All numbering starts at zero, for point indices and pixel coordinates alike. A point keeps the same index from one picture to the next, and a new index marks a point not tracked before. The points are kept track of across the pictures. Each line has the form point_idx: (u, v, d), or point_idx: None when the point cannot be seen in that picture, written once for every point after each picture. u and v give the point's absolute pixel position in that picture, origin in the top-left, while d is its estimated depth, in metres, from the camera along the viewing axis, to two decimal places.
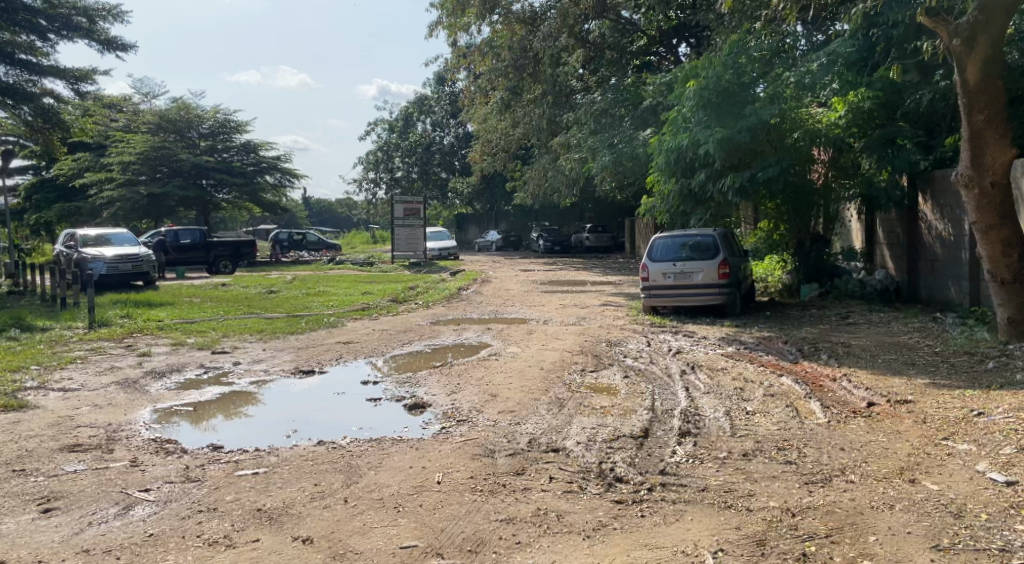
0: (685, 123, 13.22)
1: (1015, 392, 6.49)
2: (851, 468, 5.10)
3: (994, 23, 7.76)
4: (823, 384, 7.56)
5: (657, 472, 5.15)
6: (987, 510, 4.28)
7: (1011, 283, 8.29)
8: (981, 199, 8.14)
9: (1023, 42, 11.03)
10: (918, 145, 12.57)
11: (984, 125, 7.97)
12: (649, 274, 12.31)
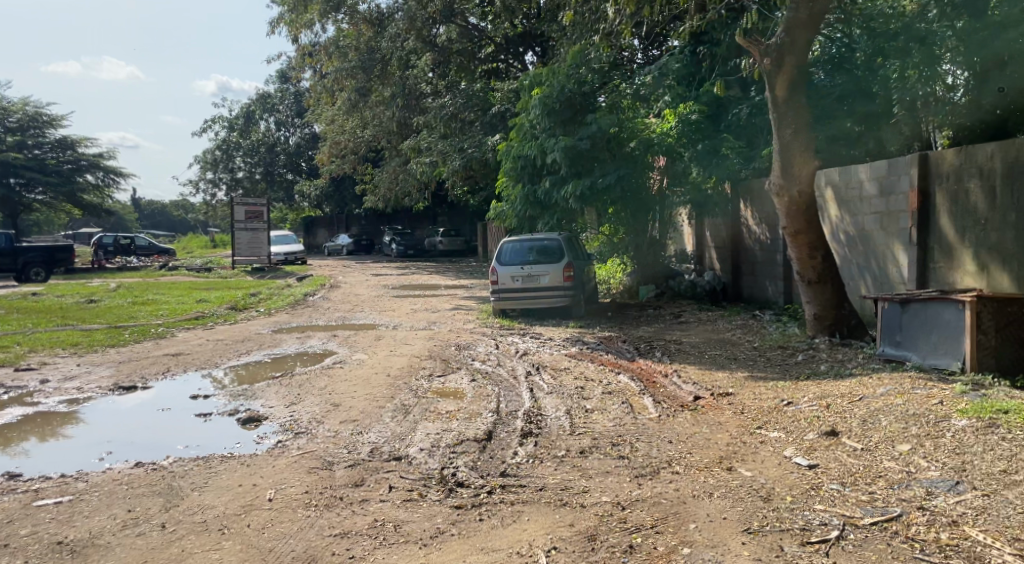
0: (532, 131, 13.83)
1: (820, 382, 7.12)
2: (677, 460, 5.41)
3: (798, 44, 8.49)
4: (657, 380, 7.96)
5: (498, 474, 5.23)
6: (792, 492, 4.67)
7: (817, 283, 9.04)
8: (790, 206, 8.87)
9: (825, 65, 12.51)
10: None
11: (792, 138, 8.67)
12: (499, 276, 12.55)
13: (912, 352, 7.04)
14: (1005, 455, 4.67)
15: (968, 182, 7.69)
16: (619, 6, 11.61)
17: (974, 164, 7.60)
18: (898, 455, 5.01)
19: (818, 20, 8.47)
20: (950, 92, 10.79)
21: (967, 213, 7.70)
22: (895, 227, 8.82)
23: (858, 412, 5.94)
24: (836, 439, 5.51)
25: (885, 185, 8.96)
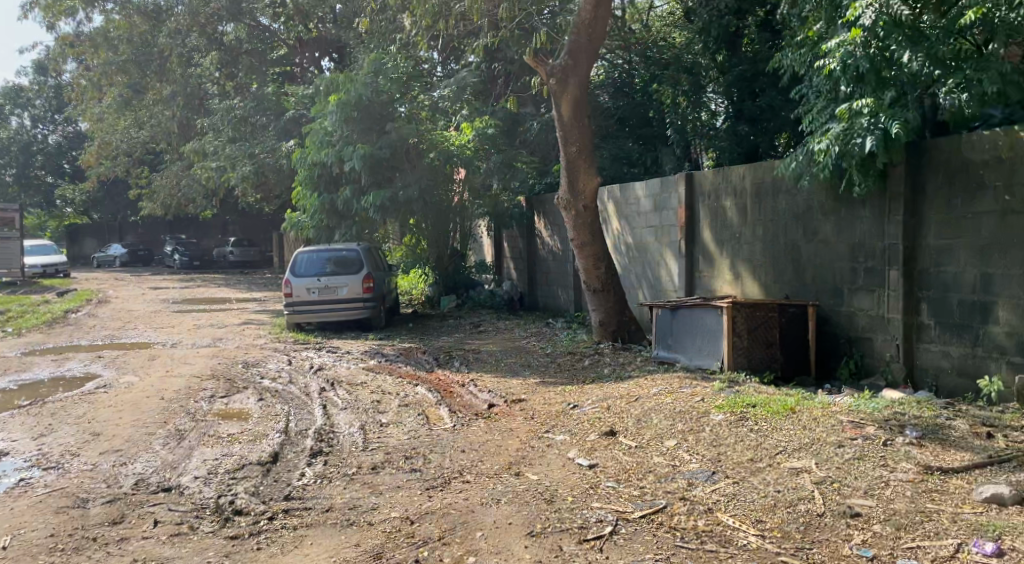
0: (328, 138, 13.12)
1: (603, 385, 7.50)
2: (468, 469, 5.46)
3: (581, 66, 8.94)
4: (453, 390, 8.00)
5: (282, 498, 5.00)
6: (573, 493, 4.87)
7: (601, 291, 9.51)
8: (576, 219, 9.30)
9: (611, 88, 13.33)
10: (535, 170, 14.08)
11: (577, 154, 9.11)
12: (293, 289, 12.00)
13: (682, 354, 7.63)
14: (752, 444, 5.17)
15: (725, 200, 8.47)
16: (414, 16, 11.68)
17: (729, 183, 8.38)
18: (666, 450, 5.39)
19: (596, 43, 8.99)
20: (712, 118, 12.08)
21: (725, 227, 8.48)
22: (666, 239, 9.51)
23: (635, 411, 6.32)
24: (614, 438, 5.81)
25: (658, 201, 9.66)
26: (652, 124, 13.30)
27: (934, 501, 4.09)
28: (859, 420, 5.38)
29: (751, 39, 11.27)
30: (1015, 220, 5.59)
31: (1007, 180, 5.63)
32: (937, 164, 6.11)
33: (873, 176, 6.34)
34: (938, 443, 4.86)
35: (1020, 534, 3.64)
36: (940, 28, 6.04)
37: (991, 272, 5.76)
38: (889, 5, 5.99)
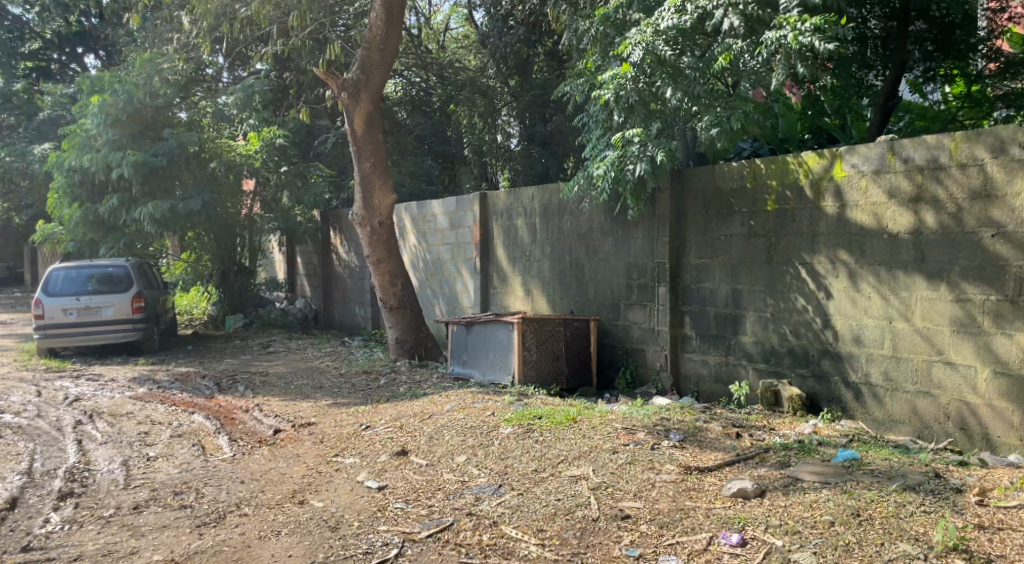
0: (91, 143, 11.95)
1: (397, 403, 7.39)
2: (246, 501, 5.18)
3: (373, 81, 8.84)
4: (234, 417, 7.57)
5: (19, 550, 4.46)
6: (360, 517, 4.73)
7: (397, 308, 9.40)
8: (372, 236, 9.19)
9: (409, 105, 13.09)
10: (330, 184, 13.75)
11: (371, 170, 9.03)
12: (45, 310, 10.77)
13: (476, 370, 7.78)
14: (536, 455, 5.31)
15: (517, 219, 8.75)
16: (193, 16, 11.03)
17: (520, 204, 8.67)
18: (455, 466, 5.36)
19: (388, 60, 8.89)
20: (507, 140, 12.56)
21: (517, 246, 8.75)
22: (462, 257, 9.65)
23: (427, 429, 6.29)
24: (405, 458, 5.72)
25: (454, 219, 9.79)
26: (449, 142, 13.39)
27: (691, 498, 4.35)
28: (631, 426, 5.74)
29: (541, 67, 11.93)
30: (758, 242, 6.20)
31: (751, 207, 6.24)
32: (697, 190, 6.70)
33: (644, 201, 6.86)
34: (697, 444, 5.30)
35: (760, 524, 3.89)
36: (697, 68, 6.51)
37: (740, 288, 6.36)
38: (654, 44, 6.46)
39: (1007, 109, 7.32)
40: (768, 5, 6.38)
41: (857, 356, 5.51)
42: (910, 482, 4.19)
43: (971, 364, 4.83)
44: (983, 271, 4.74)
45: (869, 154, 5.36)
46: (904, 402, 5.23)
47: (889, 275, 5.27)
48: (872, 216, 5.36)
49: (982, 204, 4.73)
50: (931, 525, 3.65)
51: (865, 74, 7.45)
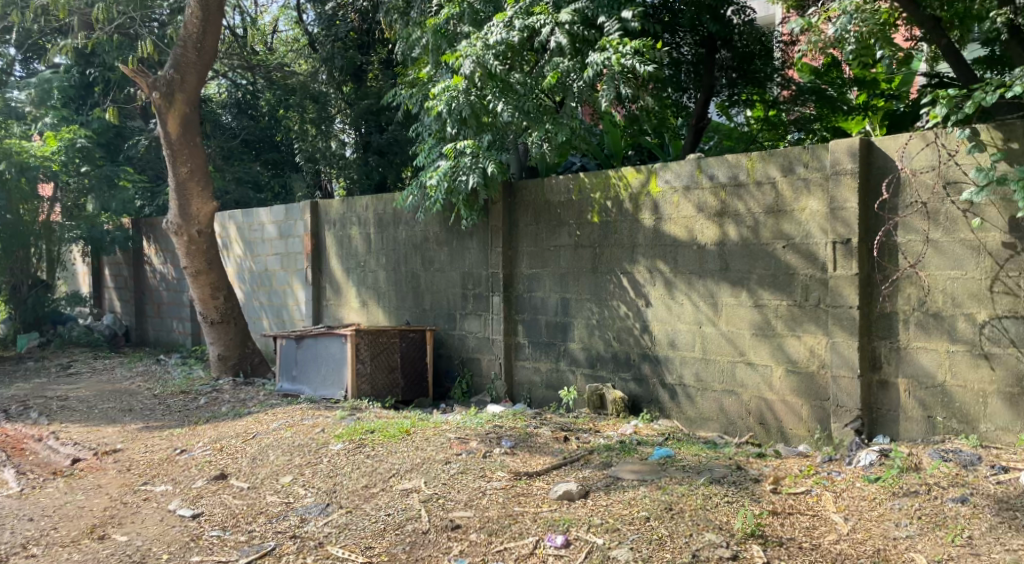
0: None
1: (216, 424, 7.02)
2: (36, 540, 4.73)
3: (189, 82, 8.37)
4: (27, 447, 6.89)
5: None
6: (169, 549, 4.46)
7: (219, 323, 8.94)
8: (189, 246, 8.70)
9: (234, 108, 12.84)
10: (143, 191, 12.93)
11: (187, 176, 8.54)
12: None
13: (306, 386, 7.55)
14: (367, 470, 5.22)
15: (351, 228, 8.58)
16: None
17: (354, 213, 8.50)
18: (279, 487, 5.17)
19: (206, 61, 8.45)
20: (342, 149, 11.69)
21: (351, 255, 8.58)
22: (293, 267, 9.34)
23: (249, 450, 6.02)
24: (224, 482, 5.45)
25: (283, 229, 9.46)
26: (279, 149, 12.95)
27: (519, 504, 4.44)
28: (464, 436, 5.79)
29: (375, 76, 11.49)
30: (584, 253, 6.45)
31: (578, 218, 6.47)
32: (527, 202, 6.88)
33: (477, 211, 6.96)
34: (527, 450, 5.41)
35: (583, 524, 4.04)
36: (526, 84, 6.62)
37: (568, 297, 6.57)
38: (485, 58, 6.49)
39: (799, 132, 7.96)
40: (593, 27, 6.69)
41: (671, 359, 5.86)
42: (715, 475, 4.51)
43: (768, 363, 5.27)
44: (776, 278, 5.19)
45: (680, 170, 5.74)
46: (712, 401, 5.61)
47: (699, 283, 5.65)
48: (684, 229, 5.73)
49: (775, 218, 5.19)
50: (732, 515, 3.95)
51: (679, 96, 8.05)
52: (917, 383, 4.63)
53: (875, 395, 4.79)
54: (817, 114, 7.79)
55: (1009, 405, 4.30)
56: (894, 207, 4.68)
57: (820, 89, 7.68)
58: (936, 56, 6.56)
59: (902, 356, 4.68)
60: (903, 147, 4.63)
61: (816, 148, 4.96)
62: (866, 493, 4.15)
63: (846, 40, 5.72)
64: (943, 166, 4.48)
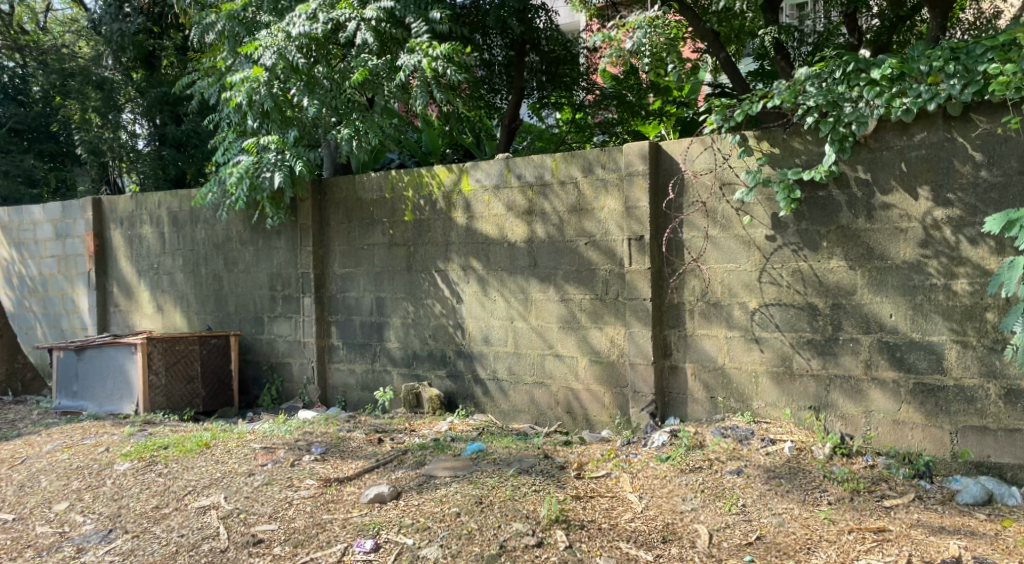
0: None
1: None
2: None
3: None
4: None
5: None
6: None
7: None
8: None
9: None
10: None
11: None
12: None
13: (89, 402, 6.98)
14: (158, 490, 4.90)
15: (142, 227, 8.02)
16: None
17: (144, 211, 7.95)
18: (53, 516, 4.74)
19: None
20: (133, 140, 10.84)
21: (143, 256, 8.02)
22: (73, 270, 8.58)
23: (18, 477, 5.47)
24: None
25: (60, 228, 8.67)
26: (56, 139, 11.85)
27: (328, 511, 4.37)
28: (269, 445, 5.59)
29: (168, 62, 10.79)
30: (398, 251, 6.41)
31: (390, 217, 6.43)
32: (338, 200, 6.74)
33: (283, 209, 6.73)
34: (339, 455, 5.33)
35: (394, 526, 4.04)
36: (332, 79, 6.45)
37: (383, 296, 6.52)
38: (286, 49, 6.29)
39: (604, 135, 8.36)
40: (401, 25, 6.62)
41: (485, 355, 5.98)
42: (524, 465, 4.69)
43: (573, 354, 5.51)
44: (580, 274, 5.44)
45: (490, 170, 5.86)
46: (524, 393, 5.79)
47: (510, 280, 5.80)
48: (495, 227, 5.86)
49: (577, 217, 5.43)
50: (538, 503, 4.11)
51: (492, 96, 8.17)
52: (702, 367, 5.03)
53: (666, 380, 5.16)
54: (619, 118, 8.24)
55: (776, 384, 4.78)
56: (680, 206, 5.06)
57: (620, 95, 8.15)
58: (718, 67, 7.35)
59: (689, 343, 5.07)
60: (685, 150, 5.02)
61: (613, 150, 5.26)
62: (658, 471, 4.48)
63: (641, 52, 5.98)
64: (719, 169, 4.90)
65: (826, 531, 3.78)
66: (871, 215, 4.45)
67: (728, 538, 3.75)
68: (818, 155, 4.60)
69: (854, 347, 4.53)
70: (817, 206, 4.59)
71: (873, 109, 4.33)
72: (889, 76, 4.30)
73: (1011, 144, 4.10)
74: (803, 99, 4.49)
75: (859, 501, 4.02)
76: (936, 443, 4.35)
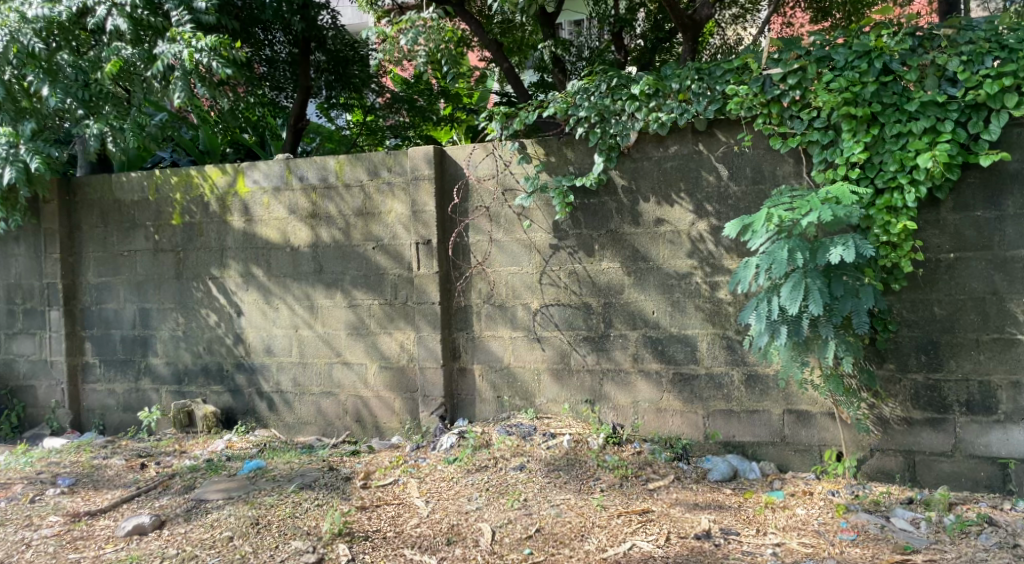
0: None
1: None
2: None
3: None
4: None
5: None
6: None
7: None
8: None
9: None
10: None
11: None
12: None
13: None
14: None
15: None
16: None
17: None
18: None
19: None
20: None
21: None
22: None
23: None
24: None
25: None
26: None
27: (76, 550, 4.04)
28: (6, 480, 5.01)
29: None
30: (165, 257, 5.96)
31: (156, 220, 5.97)
32: (91, 201, 6.15)
33: (20, 210, 6.00)
34: (91, 486, 4.88)
35: (156, 559, 3.87)
36: (79, 67, 5.84)
37: (148, 307, 6.03)
38: (20, 32, 5.60)
39: (396, 139, 8.24)
40: (160, 13, 6.04)
41: (267, 366, 5.72)
42: (307, 480, 4.64)
43: (362, 361, 5.45)
44: (367, 279, 5.39)
45: (269, 171, 5.62)
46: (309, 404, 5.62)
47: (293, 286, 5.60)
48: (277, 231, 5.63)
49: (364, 220, 5.38)
50: (320, 517, 4.15)
51: (275, 95, 7.80)
52: (489, 367, 5.18)
53: (455, 382, 5.26)
54: (411, 122, 8.13)
55: (557, 379, 5.03)
56: (464, 211, 5.17)
57: (412, 99, 8.05)
58: (504, 77, 7.47)
59: (476, 345, 5.19)
60: (468, 155, 5.14)
61: (398, 153, 5.26)
62: (445, 474, 4.60)
63: (417, 52, 5.96)
64: (501, 175, 5.07)
65: (597, 518, 4.07)
66: (636, 220, 4.81)
67: (509, 533, 3.95)
68: (590, 163, 4.90)
69: (623, 342, 4.88)
70: (589, 212, 4.89)
71: (634, 122, 4.70)
72: (647, 92, 4.67)
73: (747, 157, 4.60)
74: (574, 110, 4.77)
75: (627, 486, 4.39)
76: (693, 427, 4.79)
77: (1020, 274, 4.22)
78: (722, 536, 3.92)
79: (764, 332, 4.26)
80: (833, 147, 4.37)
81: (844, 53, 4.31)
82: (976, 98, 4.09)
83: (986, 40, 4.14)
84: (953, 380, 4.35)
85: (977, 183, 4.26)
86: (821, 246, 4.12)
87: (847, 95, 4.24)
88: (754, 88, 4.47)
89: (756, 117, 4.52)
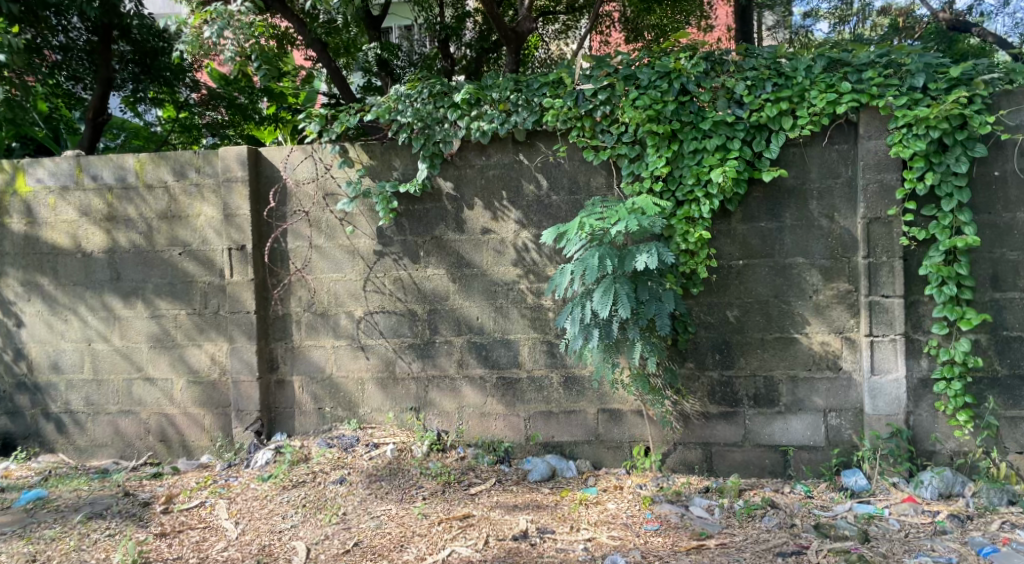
0: None
1: None
2: None
3: None
4: None
5: None
6: None
7: None
8: None
9: None
10: None
11: None
12: None
13: None
14: None
15: None
16: None
17: None
18: None
19: None
20: None
21: None
22: None
23: None
24: None
25: None
26: None
27: None
28: None
29: None
30: None
31: None
32: None
33: None
34: None
35: None
36: None
37: None
38: None
39: (213, 137, 7.81)
40: None
41: (54, 385, 5.15)
42: (97, 508, 4.23)
43: (167, 377, 5.05)
44: (173, 287, 5.00)
45: (56, 169, 5.08)
46: (106, 425, 5.12)
47: (85, 294, 5.08)
48: (65, 235, 5.09)
49: (168, 224, 4.99)
50: (111, 549, 3.83)
51: (72, 85, 6.98)
52: (309, 379, 4.99)
53: (273, 395, 5.01)
54: (230, 121, 7.69)
55: (381, 388, 4.94)
56: (282, 215, 4.95)
57: (231, 97, 7.62)
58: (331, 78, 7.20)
59: (295, 355, 4.98)
60: (285, 158, 4.93)
61: (208, 153, 4.94)
62: (258, 492, 4.38)
63: (224, 48, 5.61)
64: (321, 179, 4.92)
65: (418, 526, 4.04)
66: (459, 227, 4.85)
67: (325, 549, 3.85)
68: (412, 169, 4.87)
69: (447, 348, 4.90)
70: (414, 218, 4.87)
71: (457, 130, 4.75)
72: (468, 101, 4.73)
73: (563, 167, 4.78)
74: (395, 115, 4.73)
75: (448, 492, 4.41)
76: (514, 430, 4.90)
77: (797, 279, 4.71)
78: (538, 534, 4.04)
79: (578, 335, 4.45)
80: (640, 161, 4.64)
81: (648, 72, 4.61)
82: (759, 120, 4.52)
83: (766, 67, 4.58)
84: (743, 377, 4.77)
85: (761, 197, 4.70)
86: (628, 254, 4.37)
87: (651, 113, 4.54)
88: (568, 101, 4.66)
89: (571, 130, 4.71)
